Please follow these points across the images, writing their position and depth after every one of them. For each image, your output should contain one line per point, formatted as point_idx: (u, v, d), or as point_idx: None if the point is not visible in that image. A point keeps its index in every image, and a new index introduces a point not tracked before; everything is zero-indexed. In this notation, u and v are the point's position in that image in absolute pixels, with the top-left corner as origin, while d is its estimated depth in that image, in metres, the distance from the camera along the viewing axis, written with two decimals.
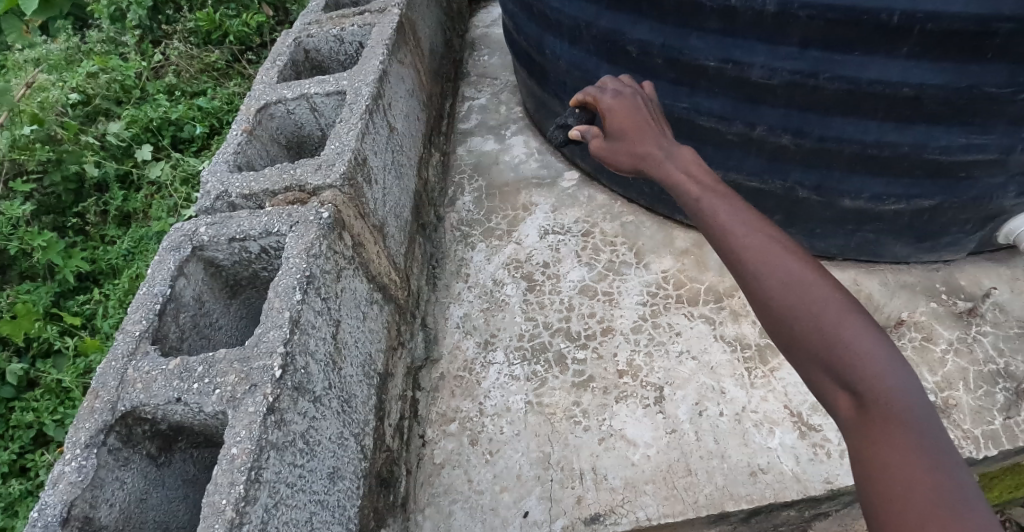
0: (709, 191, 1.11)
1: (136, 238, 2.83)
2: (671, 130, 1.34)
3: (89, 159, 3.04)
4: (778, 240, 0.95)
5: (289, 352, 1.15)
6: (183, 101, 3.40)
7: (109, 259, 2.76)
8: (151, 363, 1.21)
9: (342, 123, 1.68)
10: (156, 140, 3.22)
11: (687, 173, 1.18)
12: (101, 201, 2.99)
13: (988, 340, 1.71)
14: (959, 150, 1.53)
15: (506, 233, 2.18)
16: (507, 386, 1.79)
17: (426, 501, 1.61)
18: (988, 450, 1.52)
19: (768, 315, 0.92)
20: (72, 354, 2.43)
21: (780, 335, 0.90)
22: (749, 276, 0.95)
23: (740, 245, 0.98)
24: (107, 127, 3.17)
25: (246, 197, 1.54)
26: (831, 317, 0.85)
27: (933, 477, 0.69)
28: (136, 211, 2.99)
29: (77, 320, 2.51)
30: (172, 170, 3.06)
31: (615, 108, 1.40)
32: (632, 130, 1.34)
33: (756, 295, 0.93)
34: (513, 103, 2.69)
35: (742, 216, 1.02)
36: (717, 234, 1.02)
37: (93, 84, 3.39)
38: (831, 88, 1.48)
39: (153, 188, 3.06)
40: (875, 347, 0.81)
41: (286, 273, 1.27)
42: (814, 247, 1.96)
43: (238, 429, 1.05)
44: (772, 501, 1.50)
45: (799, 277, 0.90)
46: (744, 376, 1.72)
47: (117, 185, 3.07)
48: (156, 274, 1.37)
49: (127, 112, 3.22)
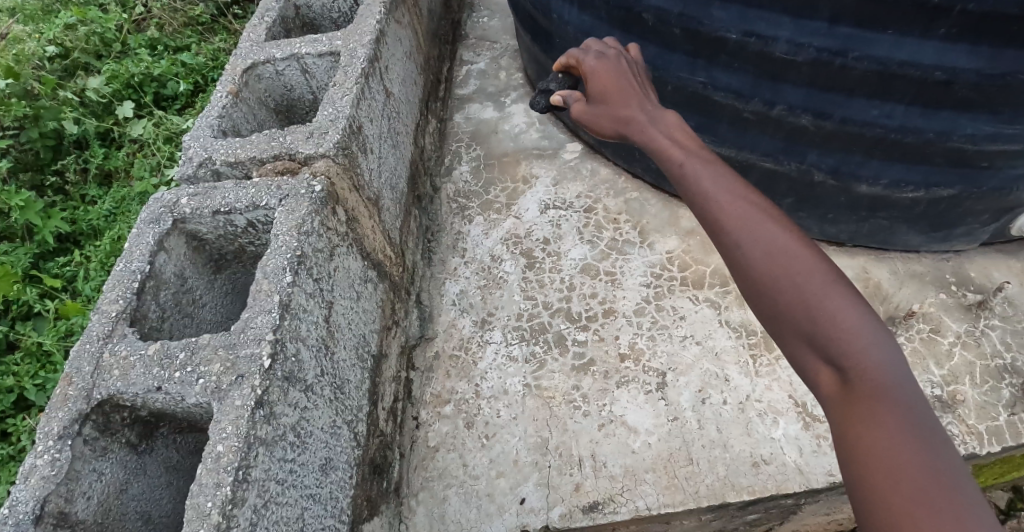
0: (693, 156, 1.03)
1: (118, 198, 2.71)
2: (655, 94, 1.25)
3: (68, 115, 2.88)
4: (762, 209, 0.88)
5: (278, 340, 1.08)
6: (167, 56, 3.23)
7: (90, 220, 2.63)
8: (128, 347, 1.14)
9: (336, 86, 1.56)
10: (138, 97, 3.06)
11: (672, 138, 1.09)
12: (81, 159, 2.85)
13: (996, 334, 1.67)
14: (985, 140, 1.46)
15: (506, 207, 2.09)
16: (505, 368, 1.73)
17: (419, 486, 1.57)
18: (991, 446, 1.50)
19: (748, 286, 0.85)
20: (53, 317, 2.34)
21: (762, 308, 0.84)
22: (732, 245, 0.87)
23: (722, 212, 0.90)
24: (85, 82, 3.01)
25: (231, 165, 1.44)
26: (815, 289, 0.79)
27: (924, 458, 0.63)
28: (118, 169, 2.85)
29: (57, 283, 2.40)
30: (155, 129, 2.93)
31: (599, 71, 1.30)
32: (615, 94, 1.25)
33: (738, 266, 0.86)
34: (513, 68, 2.56)
35: (725, 182, 0.94)
36: (701, 201, 0.95)
37: (70, 36, 3.21)
38: (859, 68, 1.40)
39: (135, 146, 2.92)
40: (861, 322, 0.75)
41: (274, 253, 1.17)
42: (824, 231, 1.88)
43: (224, 424, 0.98)
44: (773, 493, 1.48)
45: (783, 245, 0.83)
46: (749, 363, 1.67)
47: (98, 143, 2.92)
48: (134, 249, 1.29)
49: (107, 67, 3.05)
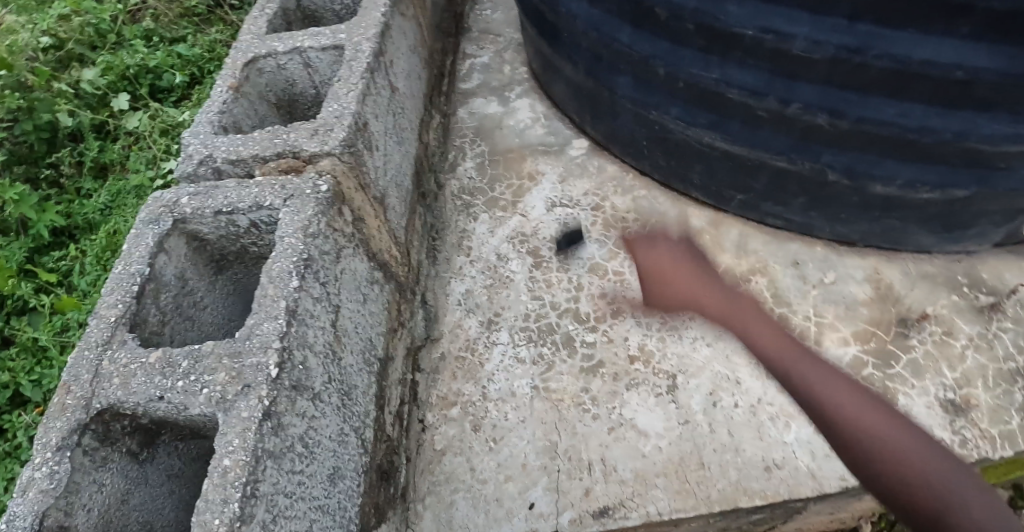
0: (817, 363, 1.26)
1: (114, 191, 2.65)
2: (722, 302, 1.48)
3: (63, 107, 2.83)
4: (885, 412, 1.10)
5: (285, 347, 1.04)
6: (162, 47, 3.16)
7: (85, 213, 2.58)
8: (129, 355, 1.11)
9: (341, 81, 1.51)
10: (133, 89, 3.01)
11: (796, 354, 1.30)
12: (76, 151, 2.80)
13: (1009, 337, 1.64)
14: (1003, 140, 1.42)
15: (511, 204, 2.05)
16: (512, 370, 1.70)
17: (426, 490, 1.54)
18: (1005, 450, 1.47)
19: (886, 495, 1.01)
20: (48, 312, 2.29)
21: (894, 500, 1.00)
22: (865, 447, 1.07)
23: (849, 417, 1.11)
24: (80, 74, 2.97)
25: (234, 163, 1.39)
26: (929, 481, 0.95)
27: None
28: (114, 162, 2.79)
29: (53, 277, 2.36)
30: (150, 121, 2.87)
31: (706, 288, 1.50)
32: (724, 307, 1.49)
33: (869, 469, 1.03)
34: (518, 62, 2.51)
35: (848, 383, 1.17)
36: (829, 409, 1.15)
37: (64, 27, 3.15)
38: (876, 66, 1.36)
39: (131, 139, 2.87)
40: (939, 480, 0.96)
41: (280, 256, 1.13)
42: (835, 232, 1.85)
43: (231, 437, 0.95)
44: (786, 498, 1.45)
45: (894, 433, 1.06)
46: (760, 365, 1.64)
47: (93, 135, 2.86)
48: (133, 251, 1.25)
49: (102, 58, 3.00)
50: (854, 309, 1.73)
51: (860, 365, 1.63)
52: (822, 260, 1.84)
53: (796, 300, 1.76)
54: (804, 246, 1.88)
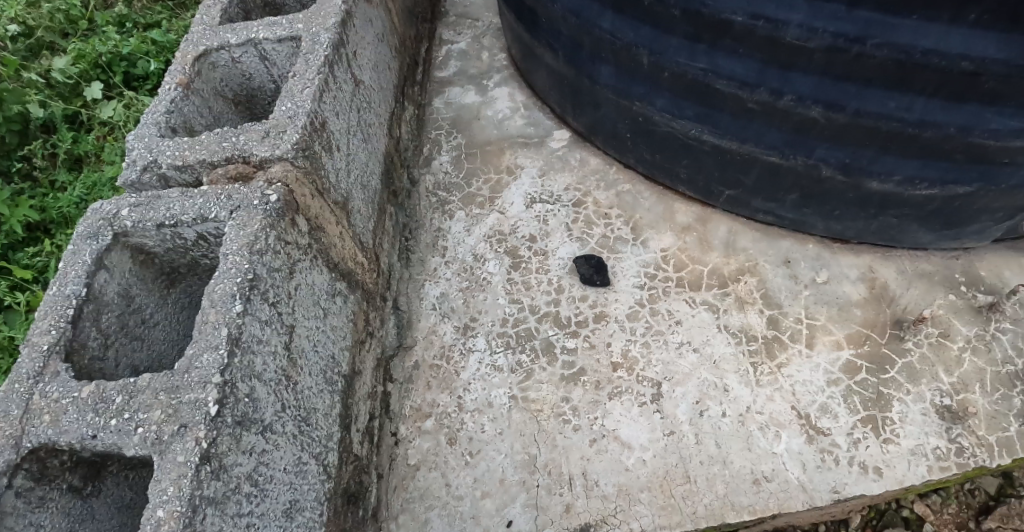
0: None
1: (89, 184, 2.50)
2: None
3: (32, 98, 2.69)
4: None
5: (226, 382, 0.95)
6: (136, 33, 3.00)
7: (60, 208, 2.44)
8: (60, 389, 1.02)
9: (295, 77, 1.40)
10: (107, 77, 2.84)
11: None
12: (50, 144, 2.66)
13: (1007, 339, 1.57)
14: (1010, 136, 1.35)
15: (489, 200, 1.95)
16: (489, 379, 1.61)
17: (399, 508, 1.46)
18: (1002, 459, 1.41)
19: None
20: (25, 310, 2.20)
21: None
22: None
23: None
24: (51, 63, 2.83)
25: (179, 169, 1.30)
26: None
27: None
28: (89, 154, 2.64)
29: (27, 274, 2.24)
30: (126, 111, 2.74)
31: None
32: None
33: None
34: (496, 49, 2.39)
35: None
36: None
37: (33, 14, 3.01)
38: (878, 57, 1.28)
39: (105, 129, 2.72)
40: None
41: (221, 278, 1.04)
42: (828, 229, 1.76)
43: (165, 485, 0.87)
44: (776, 512, 1.39)
45: None
46: (749, 372, 1.57)
47: (65, 126, 2.71)
48: (69, 270, 1.15)
49: (73, 46, 2.86)
50: (848, 311, 1.65)
51: (853, 370, 1.55)
52: (814, 259, 1.75)
53: (786, 302, 1.67)
54: (796, 243, 1.79)
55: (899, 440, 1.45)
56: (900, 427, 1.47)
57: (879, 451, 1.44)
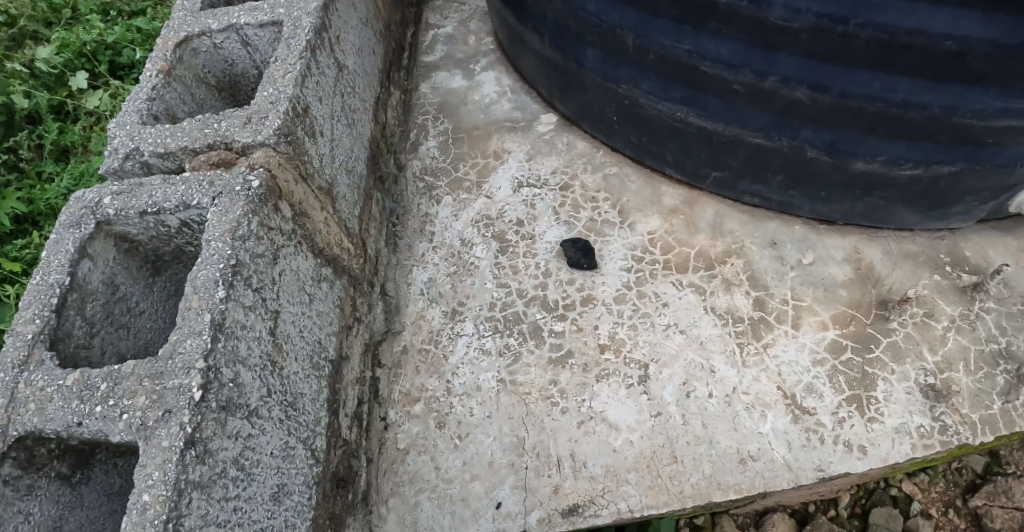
0: None
1: (76, 174, 2.47)
2: None
3: (17, 89, 2.66)
4: None
5: (210, 367, 0.95)
6: (121, 20, 2.96)
7: (48, 199, 2.41)
8: (45, 377, 1.02)
9: (277, 62, 1.39)
10: (92, 66, 2.80)
11: None
12: (36, 134, 2.63)
13: (991, 318, 1.59)
14: (994, 115, 1.36)
15: (476, 185, 1.95)
16: (477, 362, 1.62)
17: (389, 492, 1.48)
18: (985, 437, 1.43)
19: None
20: (14, 302, 2.18)
21: None
22: None
23: None
24: (35, 52, 2.79)
25: (161, 156, 1.30)
26: None
27: None
28: (75, 144, 2.61)
29: (16, 266, 2.22)
30: (112, 100, 2.70)
31: None
32: None
33: None
34: (483, 32, 2.37)
35: None
36: None
37: (16, 3, 2.97)
38: (862, 37, 1.28)
39: (92, 119, 2.69)
40: None
41: (204, 264, 1.04)
42: (815, 210, 1.76)
43: (151, 469, 0.87)
44: (761, 491, 1.41)
45: None
46: (736, 352, 1.58)
47: (51, 116, 2.68)
48: (52, 259, 1.15)
49: (57, 35, 2.82)
50: (834, 292, 1.66)
51: (839, 350, 1.57)
52: (800, 240, 1.76)
53: (773, 283, 1.68)
54: (782, 225, 1.79)
55: (884, 418, 1.47)
56: (885, 406, 1.49)
57: (863, 430, 1.46)
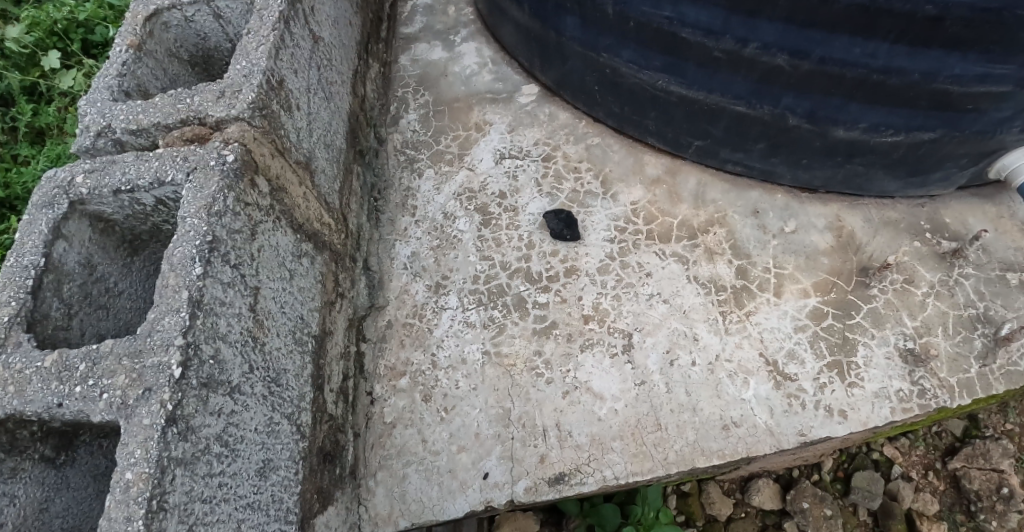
0: None
1: (53, 156, 2.41)
2: None
3: None
4: None
5: (190, 344, 0.95)
6: None
7: (25, 182, 2.36)
8: (24, 359, 1.00)
9: (249, 34, 1.35)
10: (65, 44, 2.72)
11: None
12: (9, 116, 2.56)
13: (969, 283, 1.61)
14: (974, 81, 1.36)
15: (458, 158, 1.93)
16: (462, 335, 1.63)
17: (377, 465, 1.50)
18: (962, 399, 1.47)
19: None
20: None
21: None
22: None
23: None
24: (4, 32, 2.71)
25: (133, 134, 1.27)
26: None
27: None
28: (51, 126, 2.55)
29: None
30: (87, 79, 2.64)
31: None
32: None
33: None
34: (463, 2, 2.32)
35: None
36: None
37: None
38: (842, 3, 1.27)
39: (66, 100, 2.62)
40: None
41: (181, 241, 1.03)
42: (797, 178, 1.77)
43: (132, 447, 0.87)
44: (744, 455, 1.44)
45: None
46: (718, 320, 1.59)
47: (24, 98, 2.61)
48: (26, 239, 1.13)
49: (26, 13, 2.73)
50: (815, 259, 1.67)
51: (820, 317, 1.59)
52: (782, 209, 1.76)
53: (755, 252, 1.69)
54: (765, 193, 1.79)
55: (864, 383, 1.50)
56: (865, 371, 1.51)
57: (843, 395, 1.49)
